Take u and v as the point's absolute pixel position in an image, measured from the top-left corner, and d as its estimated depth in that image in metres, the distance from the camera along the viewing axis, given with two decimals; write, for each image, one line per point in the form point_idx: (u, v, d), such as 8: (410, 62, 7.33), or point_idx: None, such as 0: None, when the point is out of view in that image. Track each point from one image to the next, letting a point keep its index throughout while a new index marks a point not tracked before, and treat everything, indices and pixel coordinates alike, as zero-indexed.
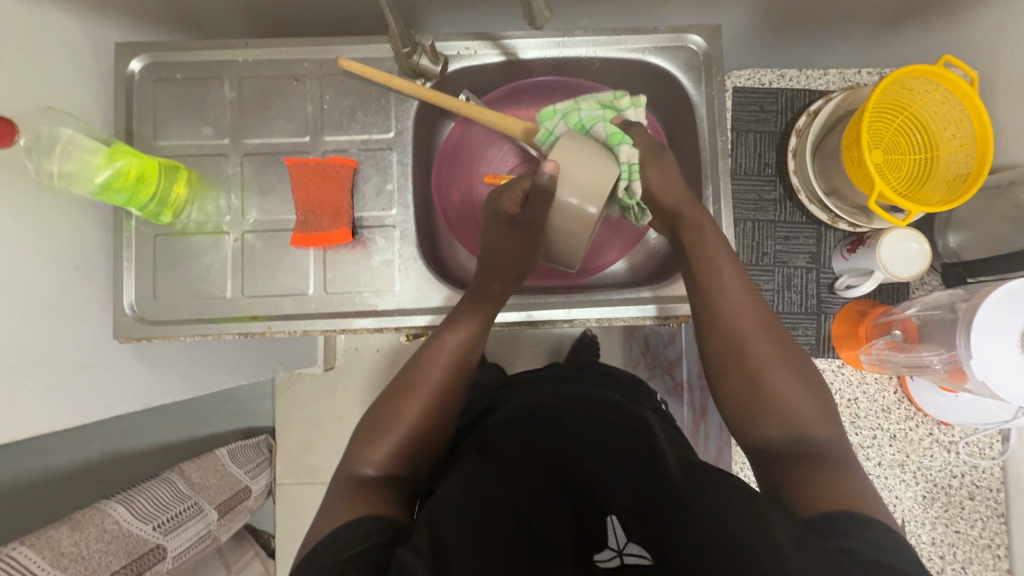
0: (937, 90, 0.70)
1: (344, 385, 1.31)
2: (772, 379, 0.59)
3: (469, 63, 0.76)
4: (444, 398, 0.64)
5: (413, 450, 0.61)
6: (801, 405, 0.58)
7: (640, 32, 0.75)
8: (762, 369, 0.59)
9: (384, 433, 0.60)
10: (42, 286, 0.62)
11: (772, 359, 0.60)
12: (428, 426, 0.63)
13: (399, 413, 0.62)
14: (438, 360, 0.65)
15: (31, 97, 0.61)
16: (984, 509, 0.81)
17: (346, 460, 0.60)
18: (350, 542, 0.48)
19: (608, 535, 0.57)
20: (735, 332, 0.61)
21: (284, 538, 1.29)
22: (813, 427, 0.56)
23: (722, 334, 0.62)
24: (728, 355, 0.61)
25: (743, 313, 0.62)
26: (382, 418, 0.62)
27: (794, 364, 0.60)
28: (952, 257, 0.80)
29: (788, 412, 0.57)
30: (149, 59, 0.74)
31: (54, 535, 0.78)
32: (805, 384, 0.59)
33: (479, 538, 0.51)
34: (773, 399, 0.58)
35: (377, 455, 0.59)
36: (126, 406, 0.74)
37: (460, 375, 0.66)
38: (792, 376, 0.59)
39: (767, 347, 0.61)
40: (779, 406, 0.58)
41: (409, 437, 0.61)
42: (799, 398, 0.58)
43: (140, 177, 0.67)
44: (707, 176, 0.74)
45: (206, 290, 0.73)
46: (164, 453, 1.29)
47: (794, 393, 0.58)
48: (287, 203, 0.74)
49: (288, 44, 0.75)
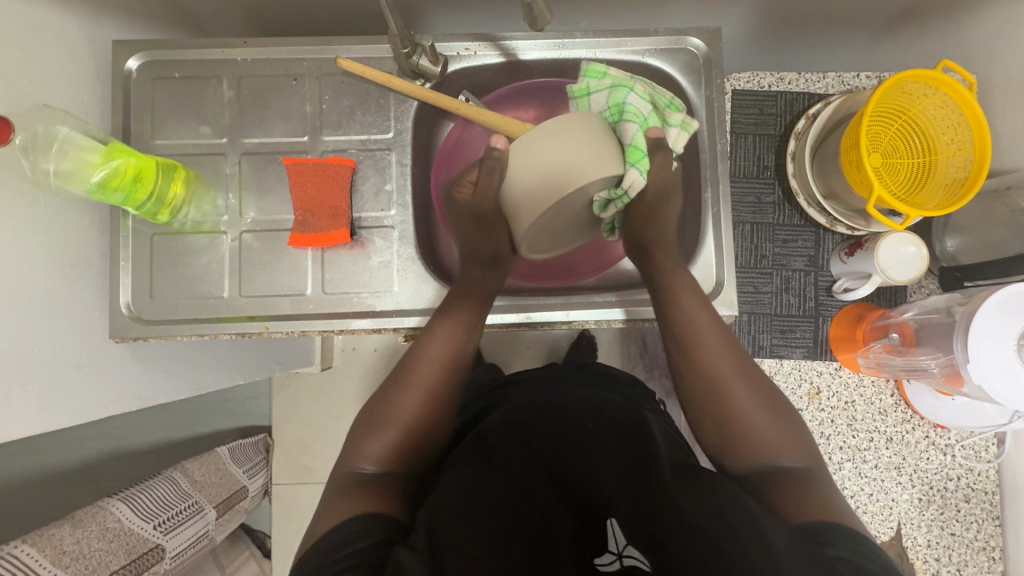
0: (935, 93, 0.70)
1: (341, 385, 1.30)
2: (743, 412, 0.61)
3: (468, 64, 0.76)
4: (439, 394, 0.64)
5: (411, 445, 0.61)
6: (774, 437, 0.59)
7: (640, 34, 0.75)
8: (734, 405, 0.61)
9: (381, 430, 0.61)
10: (38, 284, 0.62)
11: (741, 389, 0.62)
12: (425, 422, 0.63)
13: (395, 408, 0.63)
14: (432, 356, 0.66)
15: (27, 94, 0.60)
16: (980, 512, 0.81)
17: (343, 457, 0.61)
18: (350, 542, 0.47)
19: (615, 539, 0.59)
20: (706, 367, 0.63)
21: (281, 538, 1.29)
22: (786, 458, 0.58)
23: (695, 366, 0.64)
24: (698, 385, 0.63)
25: (714, 350, 0.64)
26: (376, 415, 0.63)
27: (767, 403, 0.62)
28: (949, 261, 0.81)
29: (759, 445, 0.59)
30: (147, 58, 0.74)
31: (56, 533, 0.77)
32: (776, 417, 0.61)
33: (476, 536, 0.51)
34: (747, 433, 0.60)
35: (375, 452, 0.60)
36: (122, 405, 0.74)
37: (455, 373, 0.66)
38: (762, 406, 0.61)
39: (738, 382, 0.62)
40: (752, 439, 0.59)
41: (405, 436, 0.61)
42: (772, 432, 0.60)
43: (138, 175, 0.67)
44: (707, 179, 0.74)
45: (203, 290, 0.72)
46: (160, 453, 1.29)
47: (764, 427, 0.60)
48: (285, 203, 0.73)
49: (286, 43, 0.75)
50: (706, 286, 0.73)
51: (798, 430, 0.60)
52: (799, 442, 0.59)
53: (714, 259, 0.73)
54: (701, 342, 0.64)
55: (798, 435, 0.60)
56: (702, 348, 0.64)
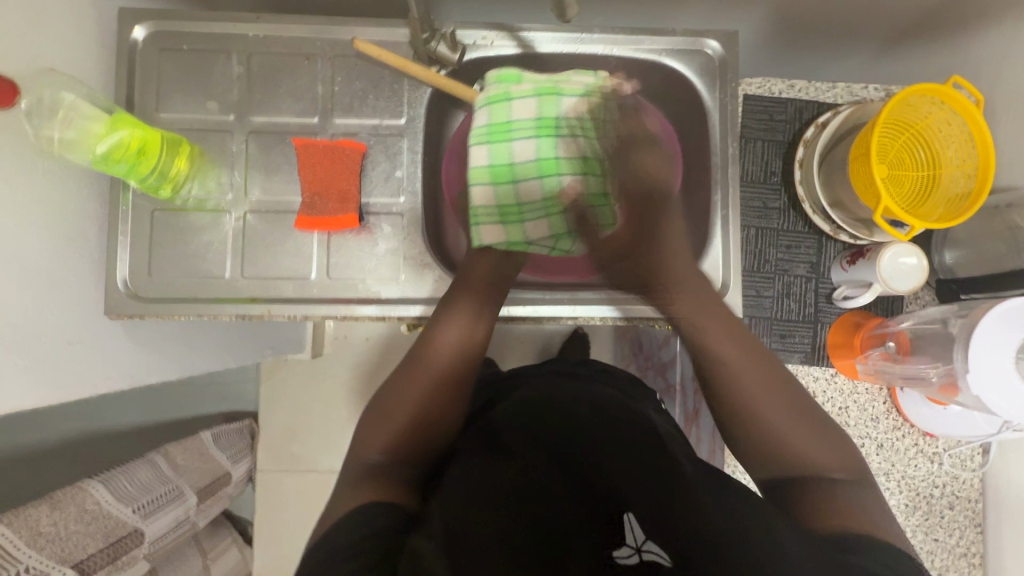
0: (943, 110, 0.71)
1: (332, 373, 1.29)
2: (786, 433, 0.63)
3: (485, 53, 0.75)
4: (444, 384, 0.70)
5: (415, 434, 0.64)
6: (815, 453, 0.60)
7: (658, 33, 0.75)
8: (770, 425, 0.64)
9: (387, 422, 0.65)
10: (32, 256, 0.59)
11: (783, 416, 0.64)
12: (433, 407, 0.67)
13: (401, 402, 0.68)
14: (439, 350, 0.72)
15: (32, 57, 0.58)
16: (963, 519, 0.83)
17: (353, 453, 0.63)
18: (355, 529, 0.47)
19: (625, 533, 0.57)
20: (739, 399, 0.66)
21: (265, 525, 1.27)
22: (834, 472, 0.59)
23: (729, 397, 0.67)
24: (732, 418, 0.67)
25: (743, 369, 0.69)
26: (386, 407, 0.68)
27: (801, 418, 0.65)
28: (946, 273, 0.82)
29: (802, 458, 0.61)
30: (154, 28, 0.72)
31: (33, 514, 0.75)
32: (812, 431, 0.63)
33: (494, 533, 0.51)
34: (791, 453, 0.61)
35: (381, 443, 0.62)
36: (113, 383, 0.72)
37: (461, 365, 0.72)
38: (799, 424, 0.64)
39: (771, 402, 0.66)
40: (794, 457, 0.61)
41: (411, 422, 0.65)
42: (817, 449, 0.61)
43: (142, 148, 0.64)
44: (717, 181, 0.74)
45: (203, 269, 0.71)
46: (143, 434, 1.26)
47: (809, 445, 0.61)
48: (291, 184, 0.72)
49: (300, 22, 0.73)
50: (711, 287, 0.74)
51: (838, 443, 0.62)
52: (842, 458, 0.60)
53: (722, 261, 0.74)
54: (734, 370, 0.69)
55: (838, 446, 0.62)
56: (730, 372, 0.69)
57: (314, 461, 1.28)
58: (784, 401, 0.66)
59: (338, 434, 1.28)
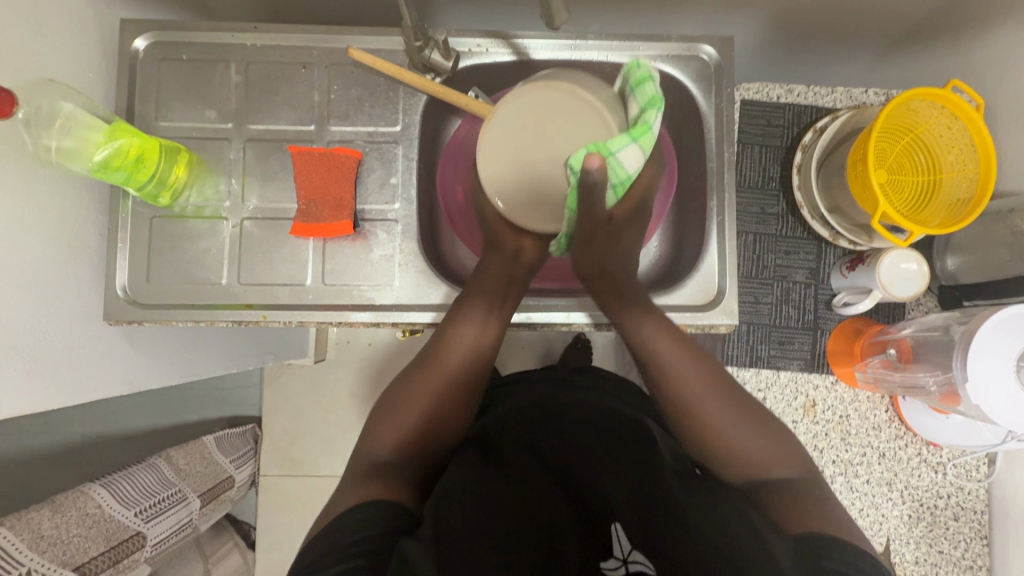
0: (942, 113, 0.70)
1: (334, 378, 1.29)
2: (726, 435, 0.59)
3: (480, 60, 0.75)
4: (458, 383, 0.65)
5: (425, 433, 0.62)
6: (761, 453, 0.58)
7: (653, 39, 0.75)
8: (712, 428, 0.60)
9: (398, 417, 0.62)
10: (33, 262, 0.60)
11: (730, 419, 0.60)
12: (447, 409, 0.64)
13: (412, 399, 0.64)
14: (455, 347, 0.66)
15: (32, 68, 0.59)
16: (969, 530, 0.82)
17: (361, 444, 0.62)
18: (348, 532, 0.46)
19: (612, 543, 0.59)
20: (685, 399, 0.62)
21: (267, 531, 1.27)
22: (772, 471, 0.57)
23: (672, 399, 0.63)
24: (683, 422, 0.62)
25: (678, 364, 0.63)
26: (395, 404, 0.64)
27: (745, 417, 0.61)
28: (949, 280, 0.81)
29: (745, 462, 0.58)
30: (155, 38, 0.73)
31: (34, 517, 0.77)
32: (759, 431, 0.60)
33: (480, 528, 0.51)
34: (732, 454, 0.59)
35: (390, 438, 0.61)
36: (113, 389, 0.72)
37: (477, 365, 0.67)
38: (745, 424, 0.60)
39: (716, 404, 0.61)
40: (732, 455, 0.58)
41: (422, 423, 0.62)
42: (760, 447, 0.59)
43: (140, 156, 0.65)
44: (713, 187, 0.74)
45: (201, 276, 0.71)
46: (146, 439, 1.27)
47: (748, 441, 0.59)
48: (289, 191, 0.73)
49: (297, 30, 0.74)
50: (708, 294, 0.73)
51: (783, 438, 0.60)
52: (788, 454, 0.59)
53: (717, 267, 0.73)
54: (677, 372, 0.63)
55: (785, 443, 0.60)
56: (668, 370, 0.63)
57: (315, 466, 1.28)
58: (719, 394, 0.62)
59: (339, 439, 1.28)
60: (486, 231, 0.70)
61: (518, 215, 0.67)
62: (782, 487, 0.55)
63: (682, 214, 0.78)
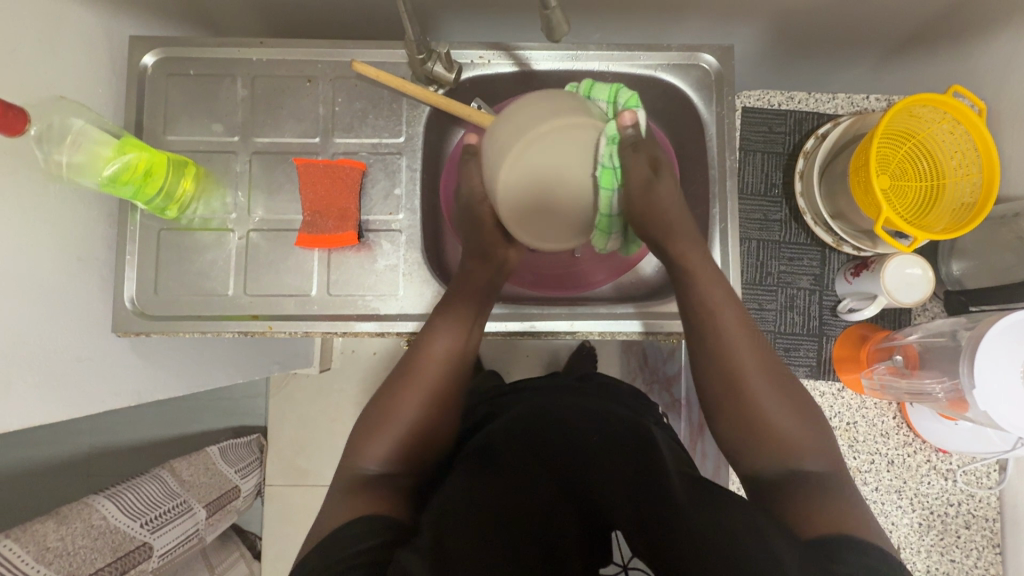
0: (945, 118, 0.70)
1: (339, 387, 1.30)
2: (771, 417, 0.58)
3: (482, 72, 0.76)
4: (445, 390, 0.63)
5: (414, 444, 0.60)
6: (800, 439, 0.57)
7: (653, 49, 0.76)
8: (757, 406, 0.59)
9: (384, 428, 0.59)
10: (43, 274, 0.61)
11: (774, 403, 0.59)
12: (432, 418, 0.62)
13: (398, 409, 0.61)
14: (437, 355, 0.64)
15: (44, 85, 0.60)
16: (981, 539, 0.80)
17: (344, 458, 0.59)
18: (352, 541, 0.46)
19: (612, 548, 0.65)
20: (737, 371, 0.60)
21: (272, 541, 1.27)
22: (808, 461, 0.56)
23: (723, 371, 0.61)
24: (728, 398, 0.60)
25: (733, 336, 0.61)
26: (378, 416, 0.61)
27: (790, 404, 0.59)
28: (955, 285, 0.80)
29: (783, 447, 0.57)
30: (164, 54, 0.74)
31: (40, 529, 0.76)
32: (800, 420, 0.59)
33: (477, 531, 0.52)
34: (771, 437, 0.58)
35: (379, 451, 0.58)
36: (121, 400, 0.73)
37: (460, 374, 0.65)
38: (788, 410, 0.59)
39: (766, 384, 0.60)
40: (771, 437, 0.58)
41: (411, 433, 0.60)
42: (799, 435, 0.58)
43: (148, 171, 0.67)
44: (715, 195, 0.74)
45: (208, 287, 0.72)
46: (153, 449, 1.27)
47: (788, 427, 0.58)
48: (294, 203, 0.73)
49: (302, 45, 0.75)
50: None
51: (820, 431, 0.59)
52: (824, 447, 0.58)
53: (720, 274, 0.73)
54: (730, 345, 0.61)
55: (822, 436, 0.59)
56: (725, 339, 0.61)
57: (320, 476, 1.28)
58: (770, 376, 0.60)
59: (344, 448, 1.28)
60: (472, 238, 0.69)
61: (540, 235, 0.59)
62: (812, 480, 0.54)
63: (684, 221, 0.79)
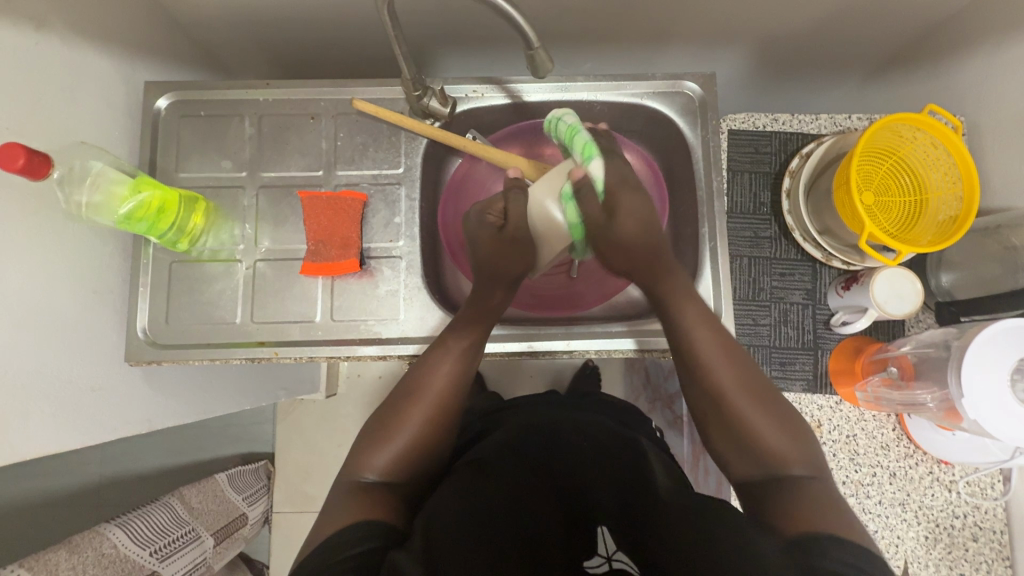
0: (925, 135, 0.73)
1: (345, 411, 1.32)
2: (752, 425, 0.58)
3: (475, 104, 0.80)
4: (447, 407, 0.63)
5: (414, 458, 0.60)
6: (783, 447, 0.57)
7: (638, 79, 0.80)
8: (738, 415, 0.59)
9: (386, 439, 0.60)
10: (60, 306, 0.64)
11: (754, 410, 0.59)
12: (430, 439, 0.62)
13: (400, 421, 0.62)
14: (440, 374, 0.65)
15: (65, 131, 0.65)
16: (989, 551, 0.80)
17: (347, 466, 0.60)
18: (346, 545, 0.47)
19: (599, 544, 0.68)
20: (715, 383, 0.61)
21: (279, 569, 1.27)
22: (792, 466, 0.56)
23: (700, 384, 0.62)
24: (710, 411, 0.61)
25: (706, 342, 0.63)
26: (382, 427, 0.62)
27: (771, 412, 0.59)
28: (944, 296, 0.81)
29: (766, 454, 0.57)
30: (177, 97, 0.79)
31: (53, 558, 0.78)
32: (784, 428, 0.58)
33: (472, 527, 0.54)
34: (754, 444, 0.58)
35: (379, 461, 0.59)
36: (132, 428, 0.75)
37: (461, 394, 0.65)
38: (770, 418, 0.59)
39: (745, 395, 0.60)
40: (754, 446, 0.58)
41: (411, 447, 0.60)
42: (781, 441, 0.57)
43: (161, 208, 0.70)
44: (704, 215, 0.77)
45: (216, 315, 0.75)
46: (162, 478, 1.29)
47: (770, 434, 0.58)
48: (298, 233, 0.77)
49: (306, 85, 0.79)
50: None
51: (805, 437, 0.58)
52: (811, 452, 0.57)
53: (712, 291, 0.75)
54: (705, 357, 0.63)
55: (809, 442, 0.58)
56: (699, 354, 0.63)
57: None
58: (750, 386, 0.61)
59: None
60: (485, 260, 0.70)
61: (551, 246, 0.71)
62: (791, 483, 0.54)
63: (676, 241, 0.81)
